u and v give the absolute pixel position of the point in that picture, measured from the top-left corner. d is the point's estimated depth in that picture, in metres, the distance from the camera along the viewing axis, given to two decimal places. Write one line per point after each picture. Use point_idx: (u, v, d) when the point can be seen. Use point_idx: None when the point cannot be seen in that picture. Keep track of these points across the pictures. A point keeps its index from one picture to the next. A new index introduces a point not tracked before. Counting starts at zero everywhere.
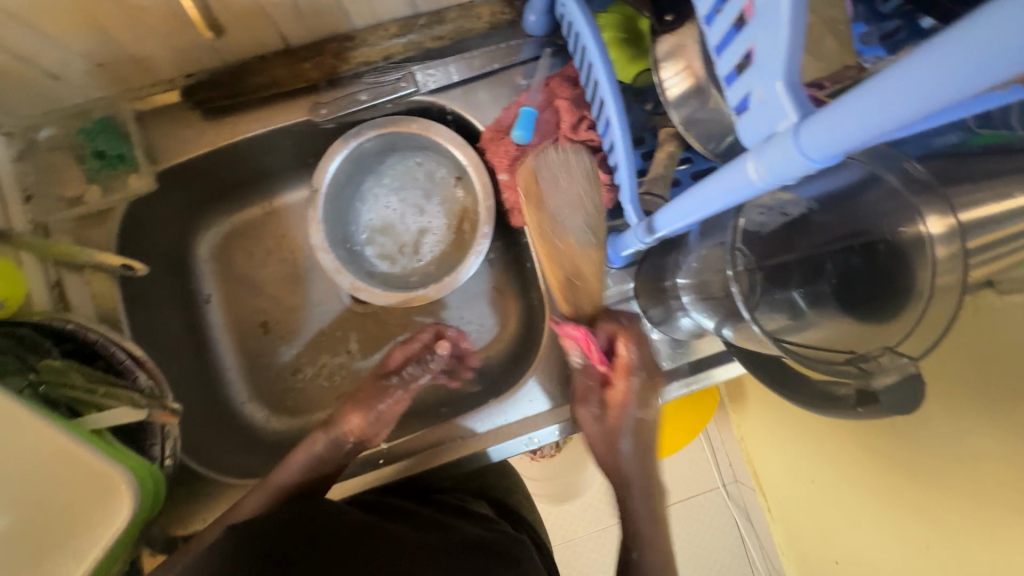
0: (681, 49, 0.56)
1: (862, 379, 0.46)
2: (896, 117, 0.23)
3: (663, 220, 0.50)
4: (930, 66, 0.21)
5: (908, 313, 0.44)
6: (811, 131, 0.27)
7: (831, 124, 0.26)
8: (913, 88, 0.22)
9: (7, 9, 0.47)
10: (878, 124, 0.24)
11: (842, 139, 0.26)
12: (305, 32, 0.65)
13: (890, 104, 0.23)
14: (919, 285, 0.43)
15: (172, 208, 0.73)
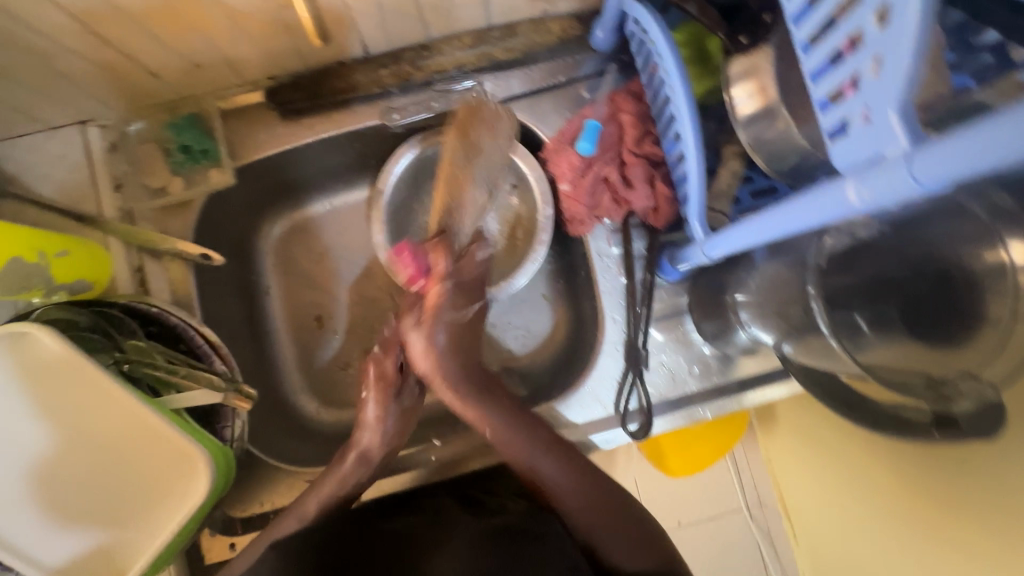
0: (755, 71, 0.57)
1: (939, 402, 0.45)
2: (999, 157, 0.25)
3: (735, 236, 0.51)
4: None
5: (985, 338, 0.44)
6: (924, 161, 0.28)
7: (945, 156, 0.27)
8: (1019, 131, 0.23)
9: (128, 11, 0.51)
10: (982, 161, 0.25)
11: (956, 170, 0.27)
12: (384, 41, 0.69)
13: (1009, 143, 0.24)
14: (993, 313, 0.44)
15: (243, 202, 0.76)
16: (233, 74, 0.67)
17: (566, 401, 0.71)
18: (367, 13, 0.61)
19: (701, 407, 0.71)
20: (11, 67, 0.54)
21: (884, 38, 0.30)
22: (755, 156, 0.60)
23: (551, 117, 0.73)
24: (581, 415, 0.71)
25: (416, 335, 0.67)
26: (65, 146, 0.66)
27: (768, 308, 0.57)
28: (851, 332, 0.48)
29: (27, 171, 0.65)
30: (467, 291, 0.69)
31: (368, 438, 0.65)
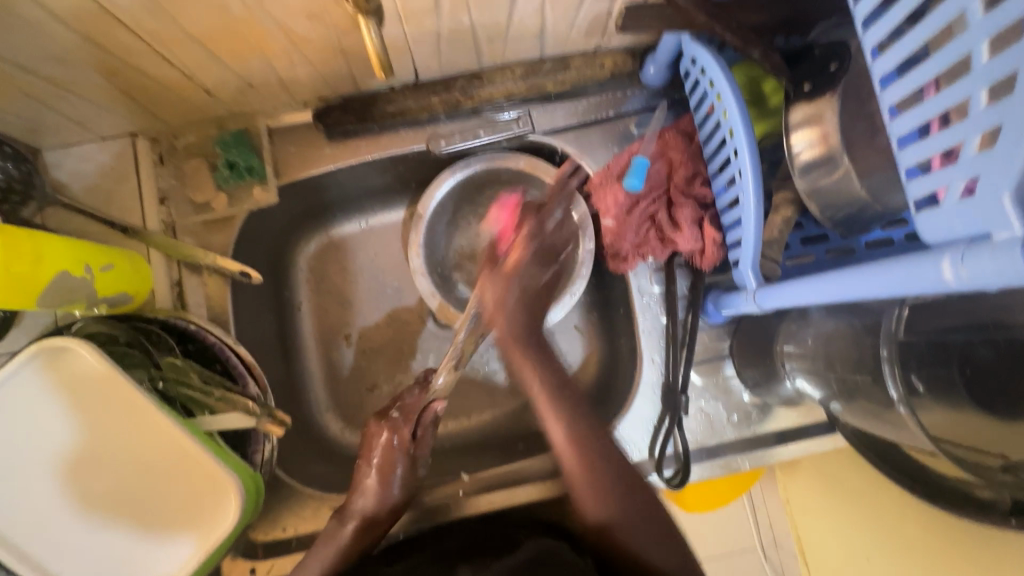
0: (818, 119, 0.54)
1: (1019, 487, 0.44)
2: None
3: (790, 291, 0.50)
4: None
5: None
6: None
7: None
8: None
9: (192, 33, 0.51)
10: None
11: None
12: (437, 68, 0.68)
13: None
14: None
15: (284, 219, 0.76)
16: (285, 94, 0.67)
17: None
18: (424, 42, 0.61)
19: (739, 458, 0.68)
20: (74, 81, 0.54)
21: (1001, 113, 0.28)
22: (809, 204, 0.58)
23: (596, 150, 0.73)
24: None
25: (493, 287, 0.62)
26: (116, 157, 0.66)
27: (823, 365, 0.54)
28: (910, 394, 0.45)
29: (79, 179, 0.66)
30: (545, 254, 0.66)
31: (371, 490, 0.62)
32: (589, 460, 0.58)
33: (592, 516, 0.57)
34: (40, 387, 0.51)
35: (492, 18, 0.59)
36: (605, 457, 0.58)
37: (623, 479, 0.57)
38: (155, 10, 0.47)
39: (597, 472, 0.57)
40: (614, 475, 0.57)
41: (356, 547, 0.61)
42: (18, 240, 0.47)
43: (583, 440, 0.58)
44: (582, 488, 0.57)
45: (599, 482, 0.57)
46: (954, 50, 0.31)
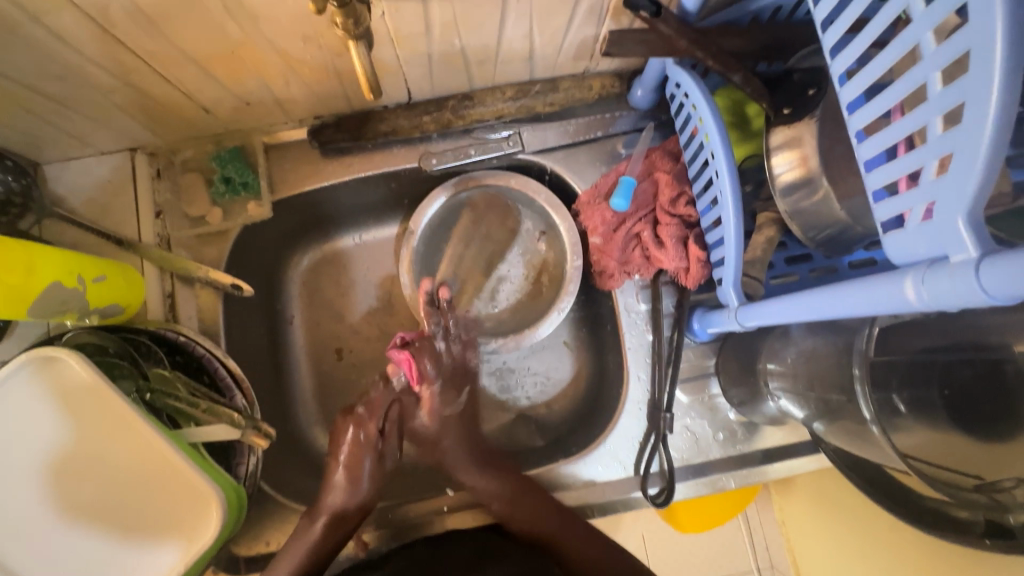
0: (797, 141, 0.56)
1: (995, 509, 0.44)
2: None
3: (770, 309, 0.50)
4: None
5: None
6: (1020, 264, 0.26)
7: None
8: None
9: (190, 54, 0.53)
10: None
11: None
12: (429, 89, 0.70)
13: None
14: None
15: (278, 234, 0.77)
16: (281, 112, 0.69)
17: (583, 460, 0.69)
18: (416, 64, 0.63)
19: (725, 476, 0.68)
20: (74, 98, 0.56)
21: (954, 140, 0.29)
22: (792, 224, 0.60)
23: (585, 169, 0.75)
24: (602, 476, 0.69)
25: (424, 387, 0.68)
26: (114, 171, 0.68)
27: (804, 383, 0.54)
28: (888, 412, 0.46)
29: (78, 193, 0.67)
30: (455, 379, 0.71)
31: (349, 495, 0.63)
32: (514, 495, 0.66)
33: (521, 529, 0.65)
34: (28, 396, 0.52)
35: (482, 41, 0.61)
36: (531, 489, 0.66)
37: (552, 504, 0.65)
38: (154, 31, 0.49)
39: (530, 505, 0.65)
40: (546, 503, 0.65)
41: (326, 543, 0.62)
42: (12, 251, 0.48)
43: (507, 477, 0.68)
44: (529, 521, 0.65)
45: (536, 511, 0.65)
46: (910, 78, 0.32)
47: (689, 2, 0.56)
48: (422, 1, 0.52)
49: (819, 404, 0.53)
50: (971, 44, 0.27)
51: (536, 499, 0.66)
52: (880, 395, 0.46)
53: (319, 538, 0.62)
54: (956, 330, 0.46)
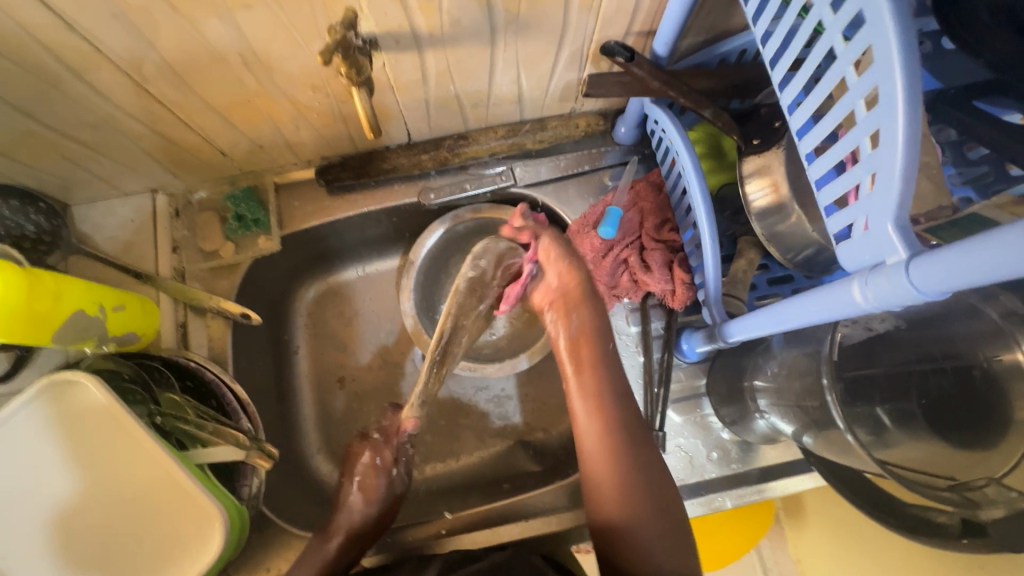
0: (767, 169, 0.60)
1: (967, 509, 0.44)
2: (992, 274, 0.27)
3: (747, 325, 0.53)
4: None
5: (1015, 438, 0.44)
6: (991, 248, 0.26)
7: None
8: (1014, 254, 0.26)
9: (211, 102, 0.59)
10: (974, 277, 0.28)
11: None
12: (428, 131, 0.76)
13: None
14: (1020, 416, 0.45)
15: (285, 267, 0.81)
16: (291, 155, 0.75)
17: None
18: (415, 108, 0.69)
19: (721, 496, 0.69)
20: (105, 145, 0.62)
21: (878, 158, 0.33)
22: (770, 247, 0.63)
23: (574, 200, 0.79)
24: None
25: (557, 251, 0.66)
26: (136, 211, 0.74)
27: (788, 395, 0.56)
28: (875, 426, 0.48)
29: (101, 231, 0.72)
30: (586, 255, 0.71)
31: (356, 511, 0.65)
32: (611, 445, 0.56)
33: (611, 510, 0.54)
34: (41, 424, 0.55)
35: (475, 86, 0.67)
36: (631, 449, 0.55)
37: (652, 477, 0.55)
38: (180, 83, 0.55)
39: (623, 462, 0.55)
40: (643, 465, 0.55)
41: (342, 558, 0.62)
42: (42, 281, 0.53)
43: (611, 426, 0.57)
44: (607, 483, 0.55)
45: (621, 471, 0.55)
46: (843, 107, 0.36)
47: (660, 48, 0.62)
48: (419, 51, 0.58)
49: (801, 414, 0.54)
50: (883, 79, 0.31)
51: (637, 459, 0.55)
52: (863, 407, 0.48)
53: (337, 550, 0.62)
54: (926, 344, 0.50)
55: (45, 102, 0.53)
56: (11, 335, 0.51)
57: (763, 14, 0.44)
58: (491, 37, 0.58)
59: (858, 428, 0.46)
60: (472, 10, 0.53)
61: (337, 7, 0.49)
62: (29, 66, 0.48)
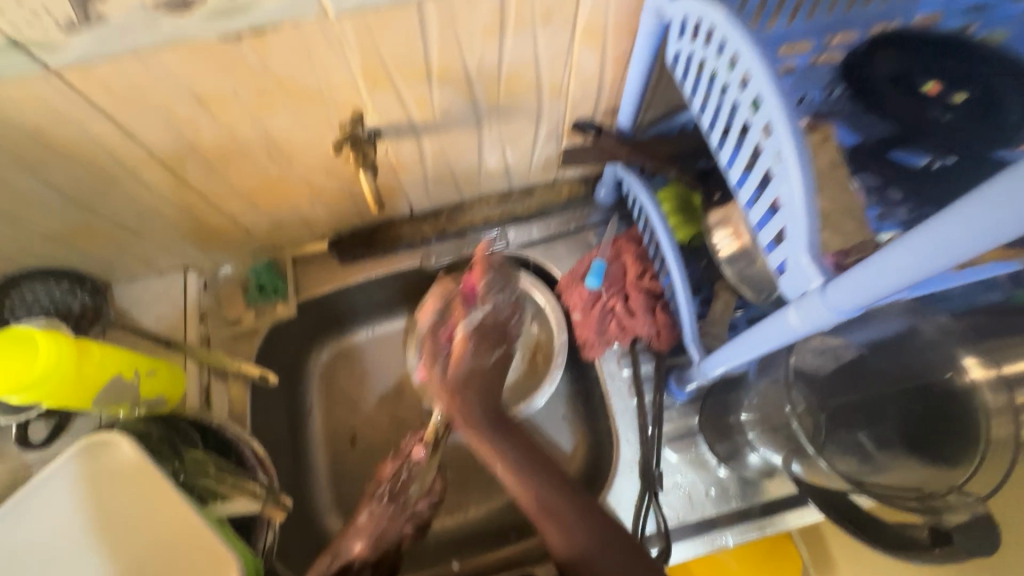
0: (730, 219, 0.67)
1: (934, 516, 0.45)
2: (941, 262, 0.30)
3: (720, 357, 0.59)
4: (963, 224, 0.28)
5: (973, 447, 0.50)
6: (906, 254, 0.31)
7: (933, 243, 0.30)
8: (953, 239, 0.29)
9: (239, 189, 0.69)
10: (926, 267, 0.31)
11: (944, 256, 0.30)
12: (427, 203, 0.85)
13: (1004, 215, 0.26)
14: (999, 436, 0.48)
15: (301, 331, 0.88)
16: (308, 231, 0.84)
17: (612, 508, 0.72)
18: (415, 184, 0.79)
19: (723, 532, 0.70)
20: (147, 230, 0.71)
21: (793, 203, 0.39)
22: (743, 289, 0.67)
23: (563, 257, 0.87)
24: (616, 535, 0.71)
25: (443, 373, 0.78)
26: (169, 286, 0.82)
27: (767, 424, 0.60)
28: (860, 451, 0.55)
29: (137, 306, 0.81)
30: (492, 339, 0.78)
31: (357, 545, 0.70)
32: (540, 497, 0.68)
33: (563, 546, 0.65)
34: (72, 485, 0.59)
35: (467, 163, 0.77)
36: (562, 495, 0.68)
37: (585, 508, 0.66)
38: (215, 175, 0.65)
39: (550, 507, 0.67)
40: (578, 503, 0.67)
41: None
42: (88, 349, 0.60)
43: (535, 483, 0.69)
44: (547, 522, 0.67)
45: (560, 515, 0.66)
46: (762, 163, 0.43)
47: (624, 122, 0.71)
48: (416, 137, 0.68)
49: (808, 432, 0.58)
50: (781, 137, 0.39)
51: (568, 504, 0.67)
52: (845, 434, 0.57)
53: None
54: (895, 373, 0.57)
55: (103, 197, 0.63)
56: (53, 399, 0.57)
57: (697, 92, 0.53)
58: (477, 122, 0.68)
59: (835, 454, 0.53)
60: (459, 102, 0.63)
61: (347, 106, 0.59)
62: (94, 167, 0.58)
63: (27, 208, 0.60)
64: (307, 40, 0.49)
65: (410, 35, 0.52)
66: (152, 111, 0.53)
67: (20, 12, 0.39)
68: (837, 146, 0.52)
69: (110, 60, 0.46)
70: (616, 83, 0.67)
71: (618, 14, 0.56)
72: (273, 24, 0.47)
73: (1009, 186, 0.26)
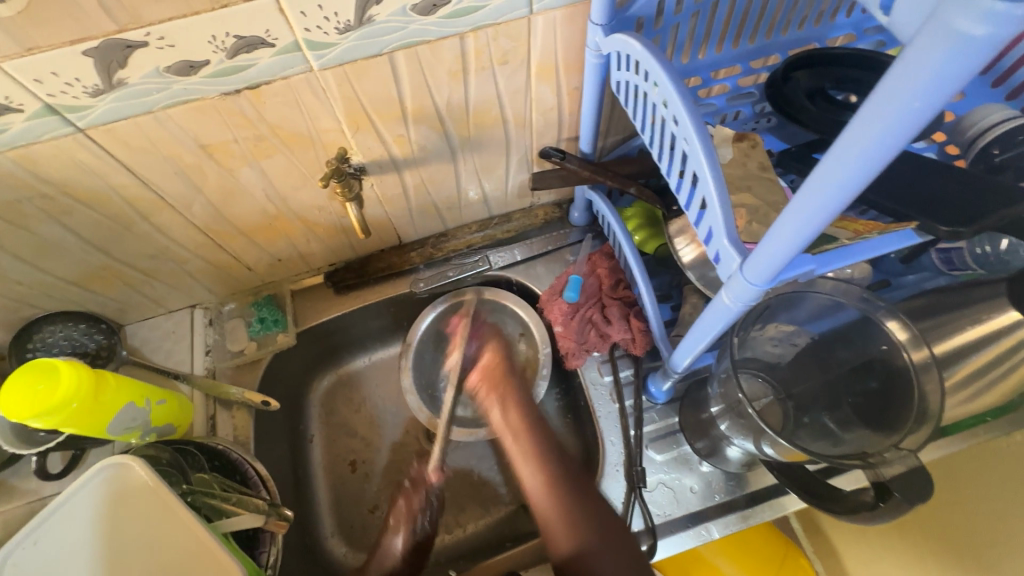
0: (687, 227, 0.73)
1: (872, 471, 0.48)
2: (878, 150, 0.28)
3: (681, 352, 0.62)
4: (888, 106, 0.27)
5: (910, 416, 0.55)
6: (799, 210, 0.34)
7: (816, 194, 0.33)
8: (883, 124, 0.27)
9: (241, 228, 0.76)
10: (870, 160, 0.29)
11: (827, 204, 0.33)
12: (414, 233, 0.92)
13: (852, 159, 0.30)
14: (932, 407, 0.52)
15: (300, 361, 0.93)
16: (304, 265, 0.91)
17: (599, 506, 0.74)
18: (401, 215, 0.86)
19: (709, 525, 0.72)
20: (158, 270, 0.78)
21: (713, 197, 0.45)
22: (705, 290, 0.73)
23: (543, 276, 0.93)
24: None
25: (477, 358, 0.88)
26: (177, 324, 0.88)
27: (731, 413, 0.63)
28: (824, 431, 0.62)
29: (148, 343, 0.87)
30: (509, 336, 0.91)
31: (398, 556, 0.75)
32: (552, 497, 0.72)
33: (564, 545, 0.68)
34: (94, 500, 0.64)
35: (447, 193, 0.84)
36: (568, 493, 0.72)
37: (588, 508, 0.70)
38: (218, 216, 0.72)
39: (562, 507, 0.71)
40: (579, 500, 0.71)
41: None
42: (104, 377, 0.65)
43: (552, 477, 0.75)
44: (552, 530, 0.71)
45: (564, 513, 0.71)
46: (688, 167, 0.49)
47: (585, 148, 0.78)
48: (398, 171, 0.75)
49: (778, 422, 0.64)
50: (695, 144, 0.46)
51: (573, 502, 0.71)
52: (810, 419, 0.64)
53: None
54: (848, 358, 0.64)
55: (120, 242, 0.70)
56: (77, 423, 0.63)
57: (635, 113, 0.60)
58: (452, 156, 0.76)
59: (806, 440, 0.61)
60: (434, 138, 0.71)
61: (334, 147, 0.67)
62: (112, 215, 0.65)
63: (53, 254, 0.67)
64: (296, 91, 0.57)
65: (386, 81, 0.60)
66: (164, 161, 0.60)
67: (56, 81, 0.47)
68: (764, 152, 0.58)
69: (129, 118, 0.54)
70: (575, 112, 0.75)
71: (566, 53, 0.64)
72: (266, 80, 0.55)
73: (850, 135, 0.30)
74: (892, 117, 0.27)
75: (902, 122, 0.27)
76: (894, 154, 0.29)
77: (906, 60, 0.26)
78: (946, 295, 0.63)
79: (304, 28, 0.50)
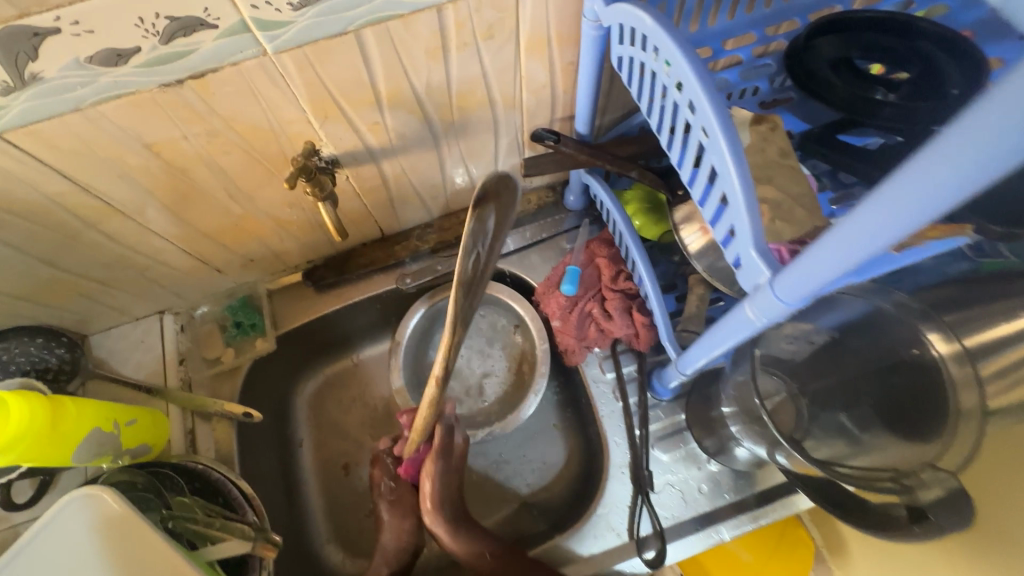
0: (695, 214, 0.67)
1: (909, 496, 0.45)
2: (976, 172, 0.23)
3: (693, 355, 0.57)
4: (998, 122, 0.21)
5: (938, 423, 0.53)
6: (852, 233, 0.30)
7: (887, 210, 0.28)
8: (988, 143, 0.22)
9: (203, 230, 0.69)
10: (964, 183, 0.24)
11: (898, 223, 0.28)
12: (397, 224, 0.86)
13: (943, 177, 0.25)
14: (967, 405, 0.52)
15: (283, 365, 0.88)
16: (279, 263, 0.84)
17: (607, 520, 0.71)
18: (380, 207, 0.79)
19: (719, 527, 0.69)
20: (116, 279, 0.71)
21: (736, 201, 0.39)
22: (715, 282, 0.66)
23: (538, 266, 0.87)
24: (615, 544, 0.70)
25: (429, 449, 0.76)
26: (146, 333, 0.82)
27: (745, 420, 0.59)
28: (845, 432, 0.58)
29: (115, 354, 0.80)
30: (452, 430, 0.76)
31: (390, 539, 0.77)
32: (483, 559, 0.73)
33: None
34: (66, 531, 0.59)
35: (430, 182, 0.77)
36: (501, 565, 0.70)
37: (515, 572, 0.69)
38: (176, 219, 0.65)
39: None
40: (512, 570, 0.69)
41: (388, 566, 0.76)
42: (62, 404, 0.60)
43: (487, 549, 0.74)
44: None
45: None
46: (705, 160, 0.43)
47: (581, 129, 0.71)
48: (375, 161, 0.68)
49: (791, 421, 0.60)
50: (716, 136, 0.39)
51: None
52: (826, 417, 0.60)
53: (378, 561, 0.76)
54: (868, 354, 0.61)
55: (67, 253, 0.63)
56: (34, 459, 0.57)
57: (641, 92, 0.53)
58: (434, 141, 0.68)
59: (821, 439, 0.58)
60: (413, 124, 0.64)
61: (300, 139, 0.59)
62: (52, 225, 0.58)
63: None
64: (249, 79, 0.49)
65: (353, 63, 0.52)
66: (103, 162, 0.53)
67: None
68: (785, 135, 0.51)
69: (54, 117, 0.46)
70: (569, 90, 0.68)
71: (559, 23, 0.57)
72: (212, 67, 0.47)
73: (920, 169, 0.26)
74: (1005, 137, 0.22)
75: (972, 174, 0.24)
76: (994, 178, 0.24)
77: (979, 112, 0.22)
78: (976, 286, 0.58)
79: (251, 4, 0.42)
